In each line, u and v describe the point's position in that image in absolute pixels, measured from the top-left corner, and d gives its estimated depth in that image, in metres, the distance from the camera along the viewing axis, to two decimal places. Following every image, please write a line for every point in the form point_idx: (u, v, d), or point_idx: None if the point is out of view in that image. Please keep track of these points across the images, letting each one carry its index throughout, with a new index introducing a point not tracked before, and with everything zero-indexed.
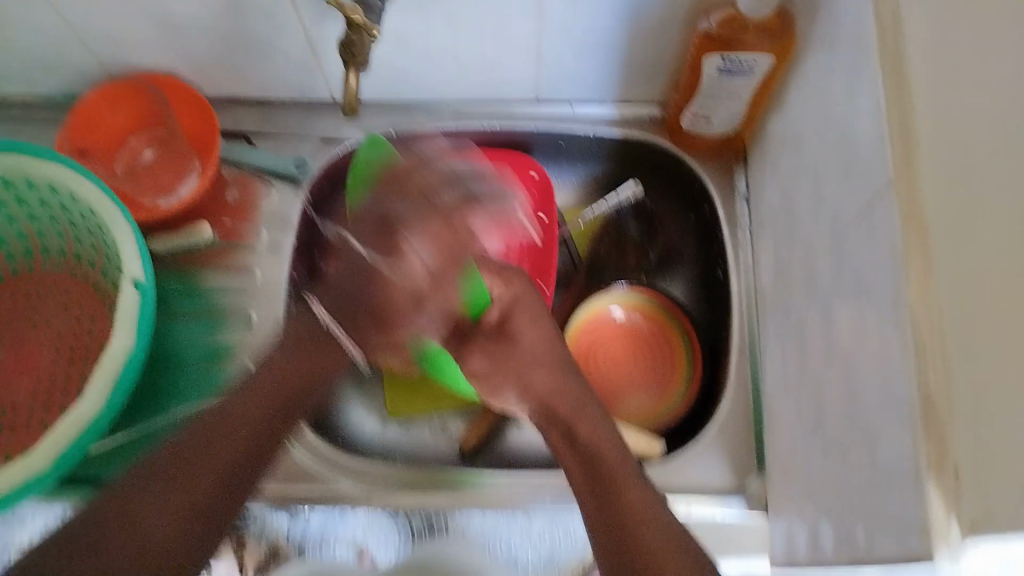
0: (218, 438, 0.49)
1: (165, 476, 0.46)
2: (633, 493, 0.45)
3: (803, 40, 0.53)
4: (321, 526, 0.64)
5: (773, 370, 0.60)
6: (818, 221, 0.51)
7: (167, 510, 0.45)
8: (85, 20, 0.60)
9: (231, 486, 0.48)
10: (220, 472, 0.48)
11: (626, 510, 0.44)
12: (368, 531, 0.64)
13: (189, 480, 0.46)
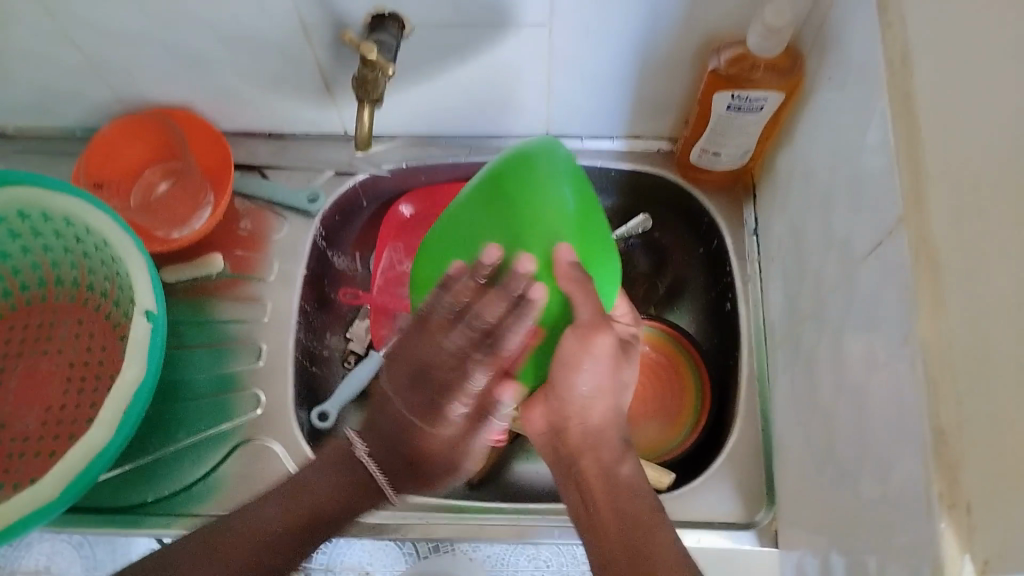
0: (241, 538, 0.54)
1: (193, 561, 0.53)
2: (659, 534, 0.48)
3: (813, 78, 0.54)
4: (327, 554, 0.65)
5: (783, 402, 0.59)
6: (829, 258, 0.51)
7: None
8: (104, 55, 0.61)
9: None
10: (239, 562, 0.53)
11: (657, 559, 0.47)
12: (373, 556, 0.66)
13: (222, 557, 0.53)
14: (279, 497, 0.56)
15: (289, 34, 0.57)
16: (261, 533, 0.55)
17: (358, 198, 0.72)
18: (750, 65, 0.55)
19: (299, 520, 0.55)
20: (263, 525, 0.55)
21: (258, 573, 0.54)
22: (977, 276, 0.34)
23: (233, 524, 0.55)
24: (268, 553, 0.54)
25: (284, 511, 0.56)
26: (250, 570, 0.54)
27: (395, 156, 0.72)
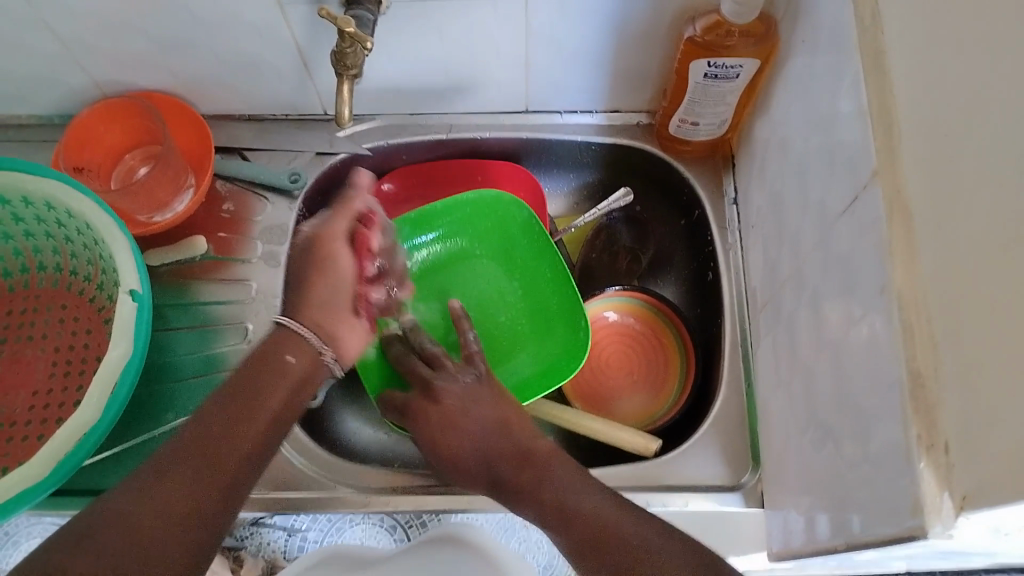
0: (233, 427, 0.48)
1: (188, 449, 0.46)
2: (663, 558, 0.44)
3: (786, 45, 0.55)
4: (320, 540, 0.66)
5: (765, 365, 0.61)
6: (808, 221, 0.52)
7: (185, 483, 0.45)
8: (77, 37, 0.60)
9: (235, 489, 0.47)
10: (233, 470, 0.47)
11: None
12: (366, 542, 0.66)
13: (210, 465, 0.46)
14: (226, 396, 0.50)
15: (266, 14, 0.57)
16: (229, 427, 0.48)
17: (340, 177, 0.72)
18: (726, 33, 0.55)
19: (242, 442, 0.48)
20: (231, 413, 0.49)
21: (236, 480, 0.47)
22: (950, 223, 0.35)
23: (209, 430, 0.48)
24: (237, 464, 0.47)
25: (257, 408, 0.50)
26: (229, 484, 0.47)
27: (375, 135, 0.72)
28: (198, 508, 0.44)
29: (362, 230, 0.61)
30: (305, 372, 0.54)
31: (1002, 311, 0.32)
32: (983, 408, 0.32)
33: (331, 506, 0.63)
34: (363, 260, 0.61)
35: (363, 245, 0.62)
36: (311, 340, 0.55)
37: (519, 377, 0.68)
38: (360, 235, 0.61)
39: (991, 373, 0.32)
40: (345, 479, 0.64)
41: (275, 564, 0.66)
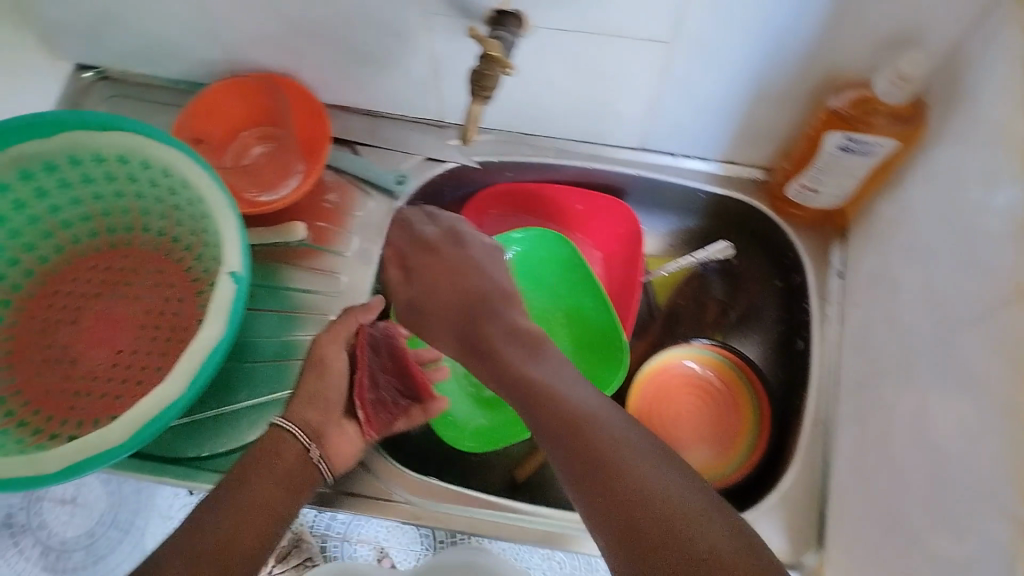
0: (253, 483, 0.53)
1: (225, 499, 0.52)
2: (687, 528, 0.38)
3: (933, 133, 0.53)
4: (345, 525, 0.76)
5: (846, 449, 0.59)
6: (925, 316, 0.50)
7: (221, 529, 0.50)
8: (221, 15, 0.61)
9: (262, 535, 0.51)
10: (270, 508, 0.52)
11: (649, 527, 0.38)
12: (386, 534, 0.76)
13: (249, 505, 0.52)
14: (248, 462, 0.54)
15: (408, 20, 0.57)
16: (250, 485, 0.53)
17: (444, 184, 0.73)
18: (872, 110, 0.54)
19: (275, 487, 0.53)
20: (251, 475, 0.53)
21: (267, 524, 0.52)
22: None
23: (237, 485, 0.53)
24: (267, 510, 0.52)
25: (266, 476, 0.53)
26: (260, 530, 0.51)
27: (486, 149, 0.72)
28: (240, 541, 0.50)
29: (382, 353, 0.64)
30: (300, 467, 0.56)
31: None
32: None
33: (383, 512, 0.62)
34: (373, 371, 0.64)
35: (379, 361, 0.64)
36: (298, 436, 0.56)
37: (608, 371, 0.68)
38: (378, 355, 0.64)
39: None
40: (400, 487, 0.63)
41: (301, 535, 0.76)
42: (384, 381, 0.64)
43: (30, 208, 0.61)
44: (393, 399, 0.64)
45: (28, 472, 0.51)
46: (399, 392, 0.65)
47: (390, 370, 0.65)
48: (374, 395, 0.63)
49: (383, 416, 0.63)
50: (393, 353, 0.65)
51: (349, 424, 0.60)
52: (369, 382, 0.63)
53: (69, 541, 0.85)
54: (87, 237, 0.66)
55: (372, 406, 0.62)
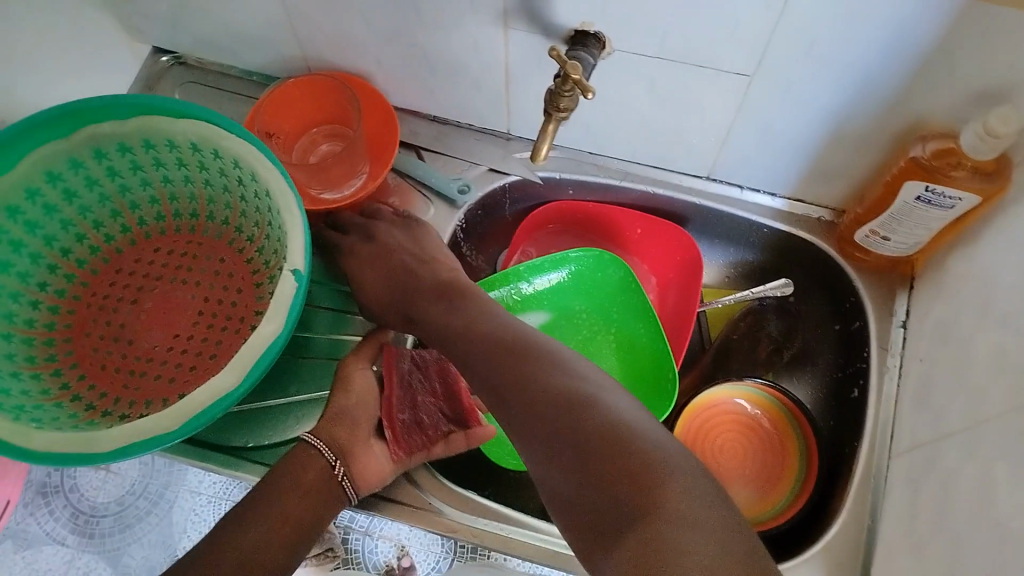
0: (281, 490, 0.54)
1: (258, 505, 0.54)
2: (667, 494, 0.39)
3: (1018, 191, 0.51)
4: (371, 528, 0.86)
5: (896, 507, 0.57)
6: (995, 380, 0.48)
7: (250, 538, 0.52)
8: (303, 13, 0.62)
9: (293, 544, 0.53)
10: (298, 516, 0.54)
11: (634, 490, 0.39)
12: (408, 536, 0.86)
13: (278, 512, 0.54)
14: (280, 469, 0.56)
15: (488, 32, 0.57)
16: (279, 492, 0.54)
17: (505, 198, 0.73)
18: (955, 162, 0.52)
19: (307, 497, 0.55)
20: (284, 483, 0.55)
21: (296, 533, 0.54)
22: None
23: (269, 491, 0.55)
24: (298, 520, 0.54)
25: (295, 487, 0.55)
26: (289, 539, 0.53)
27: (550, 165, 0.71)
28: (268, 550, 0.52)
29: (430, 373, 0.63)
30: (326, 488, 0.56)
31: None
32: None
33: (418, 521, 0.62)
34: (415, 392, 0.63)
35: (424, 382, 0.63)
36: (325, 455, 0.56)
37: (654, 405, 0.67)
38: (425, 376, 0.63)
39: None
40: (438, 498, 0.63)
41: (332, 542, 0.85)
42: (425, 404, 0.62)
43: (101, 185, 0.63)
44: (432, 422, 0.62)
45: (80, 449, 0.52)
46: (441, 416, 0.62)
47: (436, 393, 0.63)
48: (411, 416, 0.62)
49: (417, 439, 0.61)
50: (441, 375, 0.63)
51: (374, 443, 0.59)
52: (407, 402, 0.62)
53: (99, 507, 0.91)
54: (153, 220, 0.67)
55: (403, 426, 0.61)
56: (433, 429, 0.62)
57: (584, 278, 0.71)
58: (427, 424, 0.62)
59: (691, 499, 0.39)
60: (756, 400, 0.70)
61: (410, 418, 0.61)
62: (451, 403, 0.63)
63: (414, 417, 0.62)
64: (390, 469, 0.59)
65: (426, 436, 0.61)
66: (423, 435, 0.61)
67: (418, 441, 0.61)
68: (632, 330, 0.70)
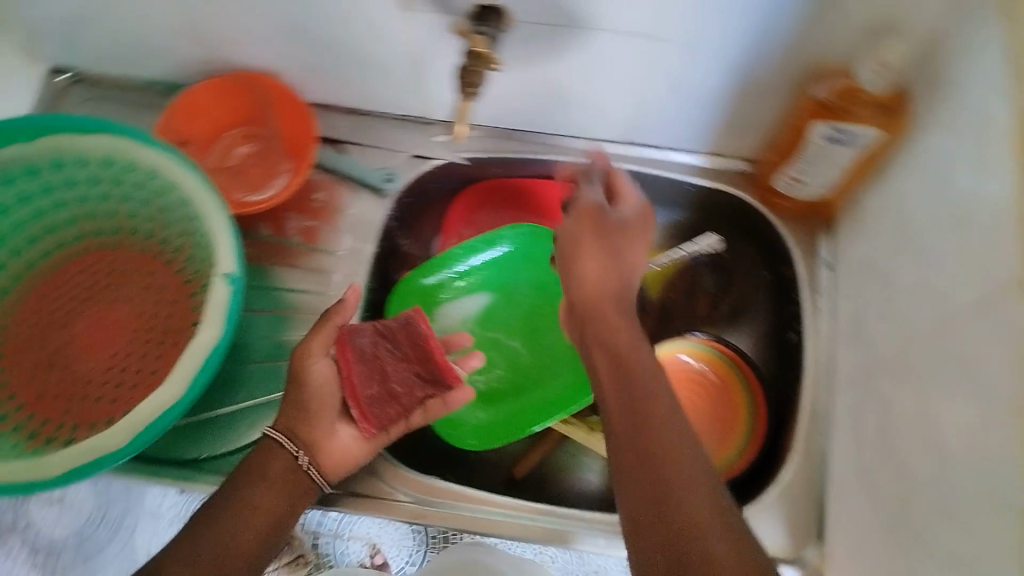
0: (255, 480, 0.54)
1: (233, 495, 0.54)
2: None
3: (917, 121, 0.53)
4: None
5: (843, 439, 0.59)
6: (918, 307, 0.50)
7: (229, 529, 0.52)
8: (204, 16, 0.61)
9: (271, 534, 0.54)
10: (274, 505, 0.54)
11: None
12: None
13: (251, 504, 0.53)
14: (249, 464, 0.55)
15: (392, 16, 0.57)
16: (252, 480, 0.54)
17: (431, 184, 0.72)
18: (856, 100, 0.54)
19: (281, 488, 0.55)
20: (256, 473, 0.55)
21: (274, 522, 0.54)
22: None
23: (244, 480, 0.54)
24: (277, 507, 0.54)
25: (268, 476, 0.55)
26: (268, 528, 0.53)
27: (474, 146, 0.72)
28: (249, 538, 0.52)
29: (398, 340, 0.59)
30: (290, 478, 0.55)
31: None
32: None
33: (383, 512, 0.62)
34: (383, 361, 0.59)
35: (392, 350, 0.59)
36: (287, 447, 0.56)
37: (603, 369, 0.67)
38: (393, 343, 0.59)
39: None
40: (397, 483, 0.63)
41: None
42: (396, 372, 0.59)
43: (15, 212, 0.61)
44: (405, 390, 0.59)
45: (28, 479, 0.50)
46: (415, 382, 0.59)
47: (408, 358, 0.59)
48: (381, 387, 0.58)
49: (391, 412, 0.58)
50: (412, 340, 0.59)
51: (340, 426, 0.58)
52: (375, 373, 0.59)
53: None
54: (73, 241, 0.64)
55: (371, 401, 0.58)
56: (406, 393, 0.59)
57: (518, 257, 0.72)
58: (398, 392, 0.59)
59: None
60: (699, 358, 0.69)
61: (379, 392, 0.58)
62: (425, 368, 0.59)
63: (384, 388, 0.58)
64: (361, 447, 0.59)
65: (400, 405, 0.59)
66: (395, 406, 0.59)
67: (391, 414, 0.59)
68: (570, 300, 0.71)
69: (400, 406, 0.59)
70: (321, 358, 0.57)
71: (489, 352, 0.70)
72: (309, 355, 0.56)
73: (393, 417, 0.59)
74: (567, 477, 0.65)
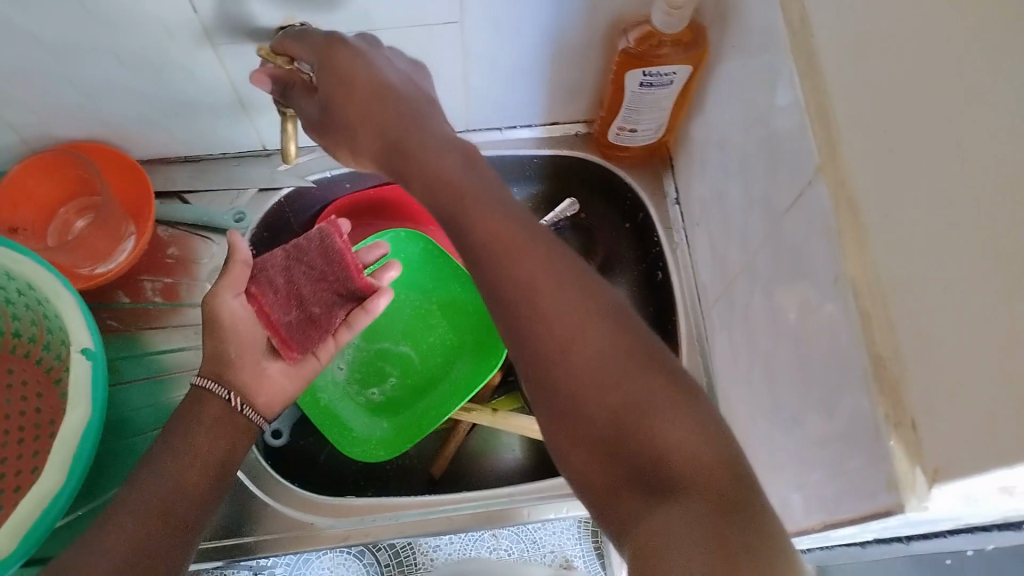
0: (193, 424, 0.53)
1: (169, 444, 0.52)
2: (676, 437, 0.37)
3: (716, 49, 0.57)
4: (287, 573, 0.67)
5: (720, 355, 0.62)
6: (752, 214, 0.54)
7: (166, 483, 0.50)
8: (4, 97, 0.59)
9: (212, 485, 0.52)
10: (212, 452, 0.52)
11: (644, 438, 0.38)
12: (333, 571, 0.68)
13: (189, 450, 0.52)
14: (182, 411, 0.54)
15: (195, 54, 0.56)
16: (187, 425, 0.53)
17: (284, 213, 0.72)
18: (656, 43, 0.57)
19: (219, 433, 0.53)
20: (190, 422, 0.53)
21: (216, 471, 0.52)
22: (895, 200, 0.36)
23: (179, 426, 0.53)
24: (219, 451, 0.53)
25: (203, 419, 0.53)
26: (208, 477, 0.52)
27: (319, 166, 0.71)
28: (191, 492, 0.51)
29: (313, 259, 0.57)
30: (226, 422, 0.54)
31: (961, 289, 0.32)
32: (948, 370, 0.33)
33: (308, 544, 0.62)
34: (298, 285, 0.57)
35: (307, 272, 0.57)
36: (218, 391, 0.54)
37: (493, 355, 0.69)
38: (307, 264, 0.57)
39: (950, 343, 0.32)
40: (307, 513, 0.63)
41: None
42: (314, 294, 0.57)
43: None
44: (325, 312, 0.58)
45: None
46: (334, 302, 0.58)
47: (324, 277, 0.57)
48: (300, 312, 0.57)
49: (314, 335, 0.58)
50: (325, 257, 0.57)
51: (267, 364, 0.57)
52: (293, 299, 0.57)
53: None
54: None
55: (291, 327, 0.57)
56: (328, 312, 0.58)
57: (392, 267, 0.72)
58: (319, 312, 0.58)
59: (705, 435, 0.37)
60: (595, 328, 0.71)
61: (298, 317, 0.57)
62: (342, 286, 0.57)
63: (304, 310, 0.58)
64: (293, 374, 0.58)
65: (323, 326, 0.58)
66: (318, 329, 0.58)
67: (316, 335, 0.58)
68: (447, 295, 0.72)
69: (325, 325, 0.58)
70: (234, 298, 0.56)
71: (379, 364, 0.71)
72: (221, 297, 0.55)
73: (317, 339, 0.58)
74: (486, 461, 0.70)
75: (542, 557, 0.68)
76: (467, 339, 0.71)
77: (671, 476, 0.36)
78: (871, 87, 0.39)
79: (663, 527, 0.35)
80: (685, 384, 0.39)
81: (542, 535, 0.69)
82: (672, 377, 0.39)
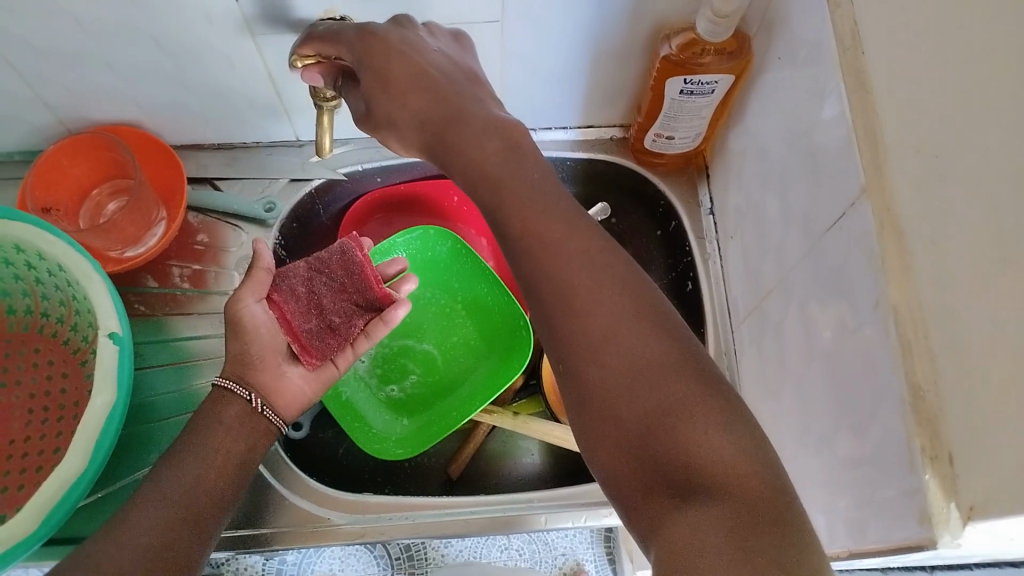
0: (216, 422, 0.52)
1: (195, 437, 0.51)
2: (716, 444, 0.37)
3: (760, 59, 0.56)
4: (298, 563, 0.67)
5: (748, 371, 0.61)
6: (790, 230, 0.52)
7: (192, 476, 0.49)
8: (44, 78, 0.59)
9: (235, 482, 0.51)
10: (234, 452, 0.51)
11: (681, 444, 0.37)
12: (344, 563, 0.68)
13: (212, 446, 0.51)
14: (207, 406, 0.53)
15: (235, 42, 0.56)
16: (210, 422, 0.52)
17: (314, 204, 0.72)
18: (700, 51, 0.56)
19: (243, 432, 0.52)
20: (215, 417, 0.52)
21: (239, 471, 0.51)
22: (944, 228, 0.35)
23: (203, 423, 0.52)
24: (243, 450, 0.52)
25: (228, 418, 0.53)
26: (233, 474, 0.51)
27: (351, 159, 0.71)
28: (218, 488, 0.50)
29: (334, 270, 0.58)
30: (248, 421, 0.53)
31: (1005, 325, 0.31)
32: (987, 408, 0.32)
33: (320, 539, 0.61)
34: (319, 295, 0.58)
35: (327, 282, 0.58)
36: (238, 392, 0.53)
37: (515, 356, 0.68)
38: (327, 275, 0.58)
39: (992, 380, 0.31)
40: (322, 508, 0.62)
41: None
42: (333, 304, 0.58)
43: None
44: (344, 321, 0.58)
45: None
46: (354, 312, 0.58)
47: (344, 288, 0.58)
48: (320, 321, 0.58)
49: (332, 343, 0.58)
50: (346, 268, 0.58)
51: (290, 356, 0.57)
52: (312, 308, 0.58)
53: None
54: None
55: (310, 335, 0.57)
56: (346, 322, 0.58)
57: (421, 264, 0.72)
58: (339, 322, 0.58)
59: (746, 446, 0.37)
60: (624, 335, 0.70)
61: (317, 326, 0.58)
62: (362, 297, 0.58)
63: (323, 320, 0.58)
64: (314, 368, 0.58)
65: (343, 335, 0.58)
66: (337, 338, 0.58)
67: (334, 344, 0.58)
68: (474, 295, 0.71)
69: (344, 335, 0.58)
70: (256, 303, 0.56)
71: (402, 361, 0.70)
72: (242, 302, 0.56)
73: (336, 348, 0.58)
74: (503, 465, 0.70)
75: (553, 559, 0.68)
76: (492, 340, 0.70)
77: (708, 485, 0.36)
78: (922, 109, 0.38)
79: (697, 534, 0.34)
80: (726, 394, 0.39)
81: (554, 538, 0.68)
82: (712, 385, 0.39)
